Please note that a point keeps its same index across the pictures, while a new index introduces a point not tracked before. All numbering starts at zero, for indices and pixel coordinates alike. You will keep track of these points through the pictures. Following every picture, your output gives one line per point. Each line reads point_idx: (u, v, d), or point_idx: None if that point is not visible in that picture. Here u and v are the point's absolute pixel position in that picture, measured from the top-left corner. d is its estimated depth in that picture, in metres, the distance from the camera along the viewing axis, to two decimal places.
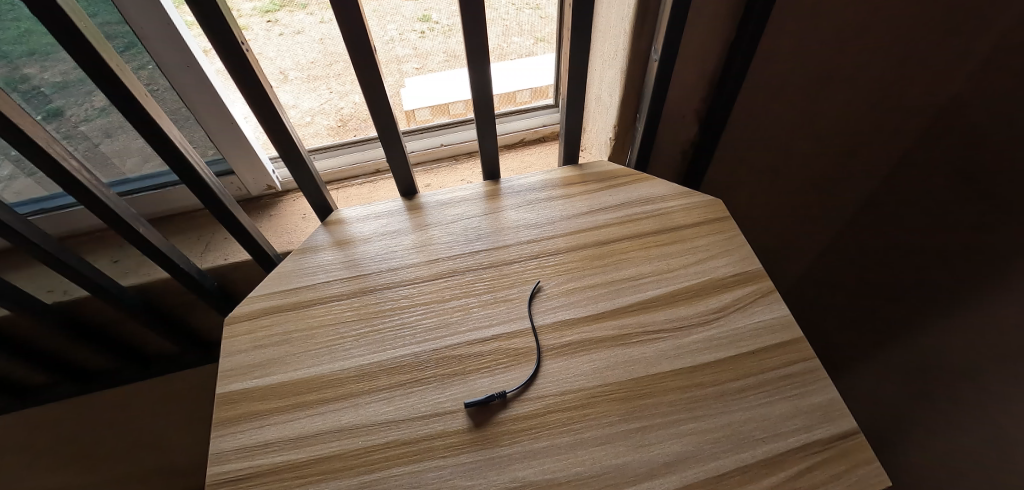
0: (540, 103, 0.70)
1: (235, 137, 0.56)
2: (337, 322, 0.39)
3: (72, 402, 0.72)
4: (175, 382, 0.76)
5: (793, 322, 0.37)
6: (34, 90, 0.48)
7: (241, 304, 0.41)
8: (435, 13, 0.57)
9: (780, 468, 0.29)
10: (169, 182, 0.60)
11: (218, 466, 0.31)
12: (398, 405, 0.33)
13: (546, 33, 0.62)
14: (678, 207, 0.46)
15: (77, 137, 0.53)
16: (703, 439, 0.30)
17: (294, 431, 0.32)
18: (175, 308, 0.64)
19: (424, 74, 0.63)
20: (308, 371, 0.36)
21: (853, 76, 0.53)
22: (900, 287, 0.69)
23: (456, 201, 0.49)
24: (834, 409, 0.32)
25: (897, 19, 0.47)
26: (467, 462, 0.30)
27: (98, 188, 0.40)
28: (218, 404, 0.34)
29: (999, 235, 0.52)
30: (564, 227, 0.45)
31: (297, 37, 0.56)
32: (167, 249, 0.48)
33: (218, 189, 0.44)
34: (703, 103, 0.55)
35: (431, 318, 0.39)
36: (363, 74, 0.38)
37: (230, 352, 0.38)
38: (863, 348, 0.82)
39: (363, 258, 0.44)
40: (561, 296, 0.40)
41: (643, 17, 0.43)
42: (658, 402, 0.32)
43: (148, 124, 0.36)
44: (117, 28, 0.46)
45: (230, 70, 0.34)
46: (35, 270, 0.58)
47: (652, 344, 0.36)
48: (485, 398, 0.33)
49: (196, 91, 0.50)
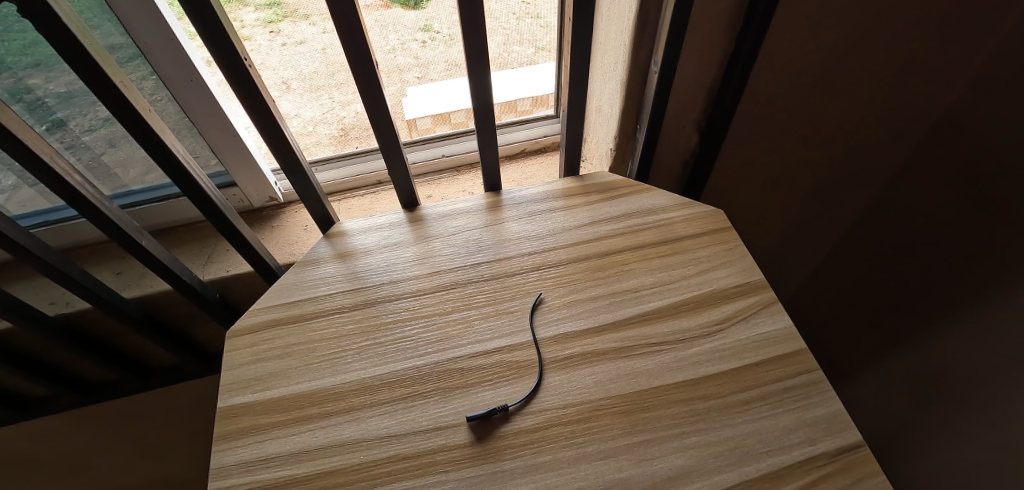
0: (540, 112, 0.70)
1: (237, 148, 0.56)
2: (338, 335, 0.39)
3: (72, 414, 0.71)
4: (174, 394, 0.75)
5: (796, 334, 0.36)
6: (38, 101, 0.48)
7: (242, 317, 0.41)
8: (436, 22, 0.58)
9: (786, 482, 0.29)
10: (171, 194, 0.61)
11: (220, 481, 0.31)
12: (400, 419, 0.33)
13: (547, 42, 0.62)
14: (680, 218, 0.46)
15: (79, 147, 0.54)
16: (706, 453, 0.30)
17: (295, 446, 0.32)
18: (176, 319, 0.64)
19: (426, 83, 0.63)
20: (309, 385, 0.36)
21: (851, 83, 0.53)
22: (900, 296, 0.69)
23: (457, 213, 0.49)
24: (838, 421, 0.31)
25: (895, 26, 0.47)
26: (469, 476, 0.30)
27: (102, 202, 0.40)
28: (218, 419, 0.34)
29: (1003, 242, 0.52)
30: (565, 239, 0.45)
31: (299, 47, 0.56)
32: (167, 260, 0.48)
33: (218, 201, 0.44)
34: (703, 113, 0.55)
35: (433, 332, 0.38)
36: (364, 85, 0.38)
37: (231, 365, 0.38)
38: (864, 358, 0.81)
39: (364, 270, 0.44)
40: (562, 309, 0.40)
41: (642, 29, 0.44)
42: (661, 415, 0.32)
43: (151, 137, 0.36)
44: (121, 40, 0.46)
45: (232, 82, 0.35)
46: (37, 281, 0.58)
47: (653, 356, 0.35)
48: (487, 412, 0.32)
49: (199, 102, 0.51)
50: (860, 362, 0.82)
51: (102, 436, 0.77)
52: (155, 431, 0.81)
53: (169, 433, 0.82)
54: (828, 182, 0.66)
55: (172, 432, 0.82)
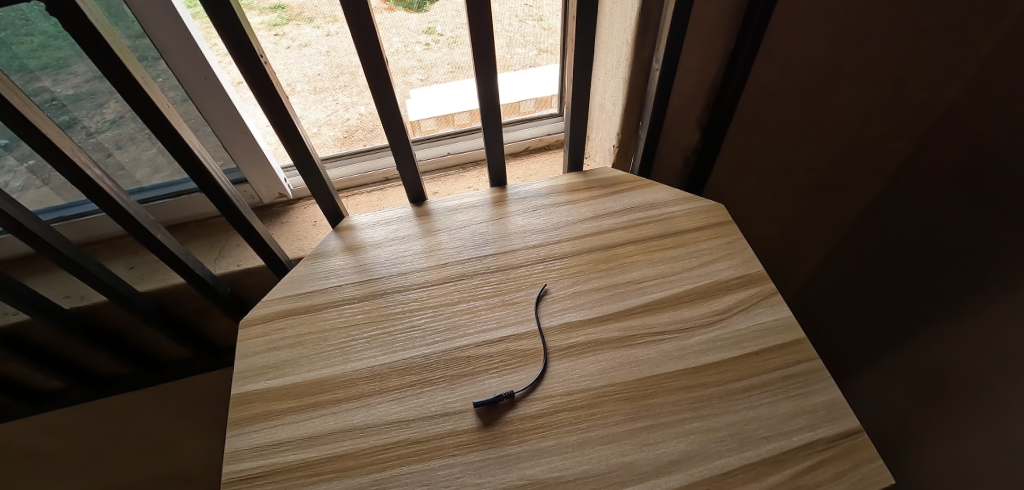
0: (544, 112, 0.72)
1: (247, 146, 0.57)
2: (348, 325, 0.40)
3: (84, 408, 0.72)
4: (184, 388, 0.76)
5: (795, 323, 0.37)
6: (49, 102, 0.49)
7: (254, 308, 0.42)
8: (439, 25, 0.59)
9: (785, 466, 0.30)
10: (184, 190, 0.62)
11: (234, 465, 0.32)
12: (408, 405, 0.34)
13: (550, 44, 0.64)
14: (681, 212, 0.47)
15: (90, 148, 0.55)
16: (707, 438, 0.31)
17: (306, 430, 0.33)
18: (187, 314, 0.65)
19: (430, 85, 0.64)
20: (320, 373, 0.37)
21: (850, 80, 0.54)
22: (899, 293, 0.69)
23: (463, 207, 0.50)
24: (837, 408, 0.32)
25: (890, 24, 0.48)
26: (477, 460, 0.31)
27: (119, 195, 0.41)
28: (232, 405, 0.35)
29: (1001, 238, 0.53)
30: (569, 232, 0.46)
31: (304, 49, 0.57)
32: (181, 253, 0.49)
33: (232, 195, 0.45)
34: (704, 111, 0.56)
35: (440, 321, 0.39)
36: (375, 82, 0.39)
37: (244, 354, 0.39)
38: (867, 354, 0.81)
39: (373, 263, 0.45)
40: (567, 300, 0.41)
41: (643, 29, 0.45)
42: (663, 401, 0.33)
43: (168, 133, 0.37)
44: (135, 41, 0.47)
45: (247, 79, 0.36)
46: (52, 276, 0.59)
47: (656, 345, 0.36)
48: (493, 398, 0.33)
49: (212, 101, 0.52)
50: (864, 359, 0.83)
51: (114, 430, 0.78)
52: (165, 425, 0.82)
53: (179, 428, 0.83)
54: (828, 178, 0.67)
55: (182, 427, 0.84)
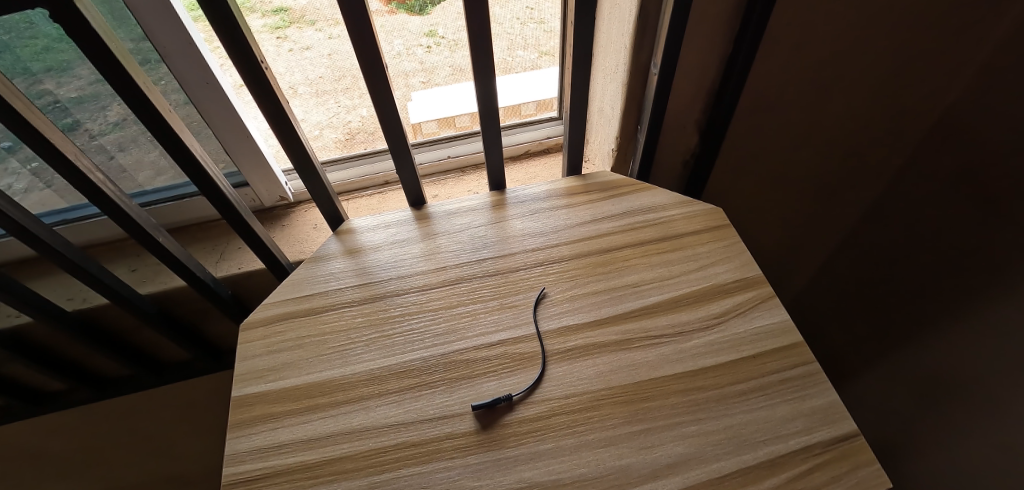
0: (545, 115, 0.72)
1: (249, 149, 0.58)
2: (348, 328, 0.40)
3: (85, 409, 0.72)
4: (185, 390, 0.76)
5: (793, 327, 0.37)
6: (51, 104, 0.50)
7: (255, 310, 0.43)
8: (441, 28, 0.59)
9: (782, 470, 0.30)
10: (185, 194, 0.63)
11: (234, 467, 0.32)
12: (407, 408, 0.34)
13: (551, 47, 0.64)
14: (679, 216, 0.48)
15: (93, 150, 0.55)
16: (705, 441, 0.31)
17: (306, 433, 0.33)
18: (188, 316, 0.65)
19: (431, 87, 0.65)
20: (320, 375, 0.37)
21: (848, 83, 0.55)
22: (898, 296, 0.69)
23: (463, 211, 0.51)
24: (835, 412, 0.32)
25: (888, 29, 0.49)
26: (475, 463, 0.31)
27: (121, 198, 0.42)
28: (232, 407, 0.35)
29: (999, 241, 0.53)
30: (567, 236, 0.47)
31: (305, 52, 0.58)
32: (182, 256, 0.49)
33: (233, 198, 0.46)
34: (702, 114, 0.56)
35: (438, 325, 0.40)
36: (375, 87, 0.40)
37: (244, 357, 0.39)
38: (866, 358, 0.81)
39: (373, 266, 0.45)
40: (565, 303, 0.41)
41: (642, 33, 0.45)
42: (661, 404, 0.33)
43: (171, 137, 0.38)
44: (138, 44, 0.48)
45: (248, 84, 0.36)
46: (55, 278, 0.60)
47: (653, 348, 0.36)
48: (492, 401, 0.33)
49: (214, 105, 0.52)
50: (863, 363, 0.82)
51: (115, 431, 0.79)
52: (166, 427, 0.82)
53: (179, 429, 0.84)
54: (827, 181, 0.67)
55: (183, 428, 0.84)
